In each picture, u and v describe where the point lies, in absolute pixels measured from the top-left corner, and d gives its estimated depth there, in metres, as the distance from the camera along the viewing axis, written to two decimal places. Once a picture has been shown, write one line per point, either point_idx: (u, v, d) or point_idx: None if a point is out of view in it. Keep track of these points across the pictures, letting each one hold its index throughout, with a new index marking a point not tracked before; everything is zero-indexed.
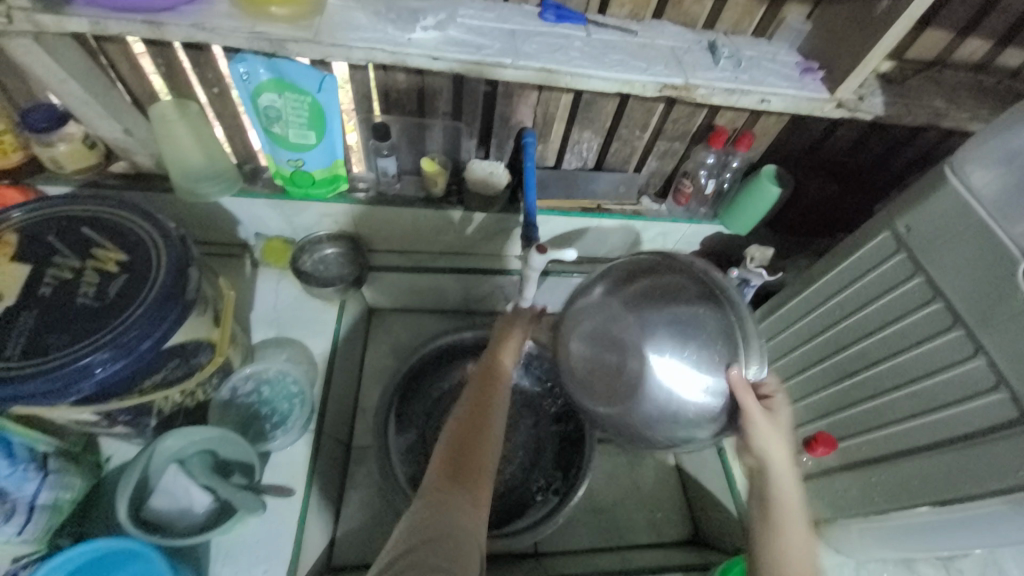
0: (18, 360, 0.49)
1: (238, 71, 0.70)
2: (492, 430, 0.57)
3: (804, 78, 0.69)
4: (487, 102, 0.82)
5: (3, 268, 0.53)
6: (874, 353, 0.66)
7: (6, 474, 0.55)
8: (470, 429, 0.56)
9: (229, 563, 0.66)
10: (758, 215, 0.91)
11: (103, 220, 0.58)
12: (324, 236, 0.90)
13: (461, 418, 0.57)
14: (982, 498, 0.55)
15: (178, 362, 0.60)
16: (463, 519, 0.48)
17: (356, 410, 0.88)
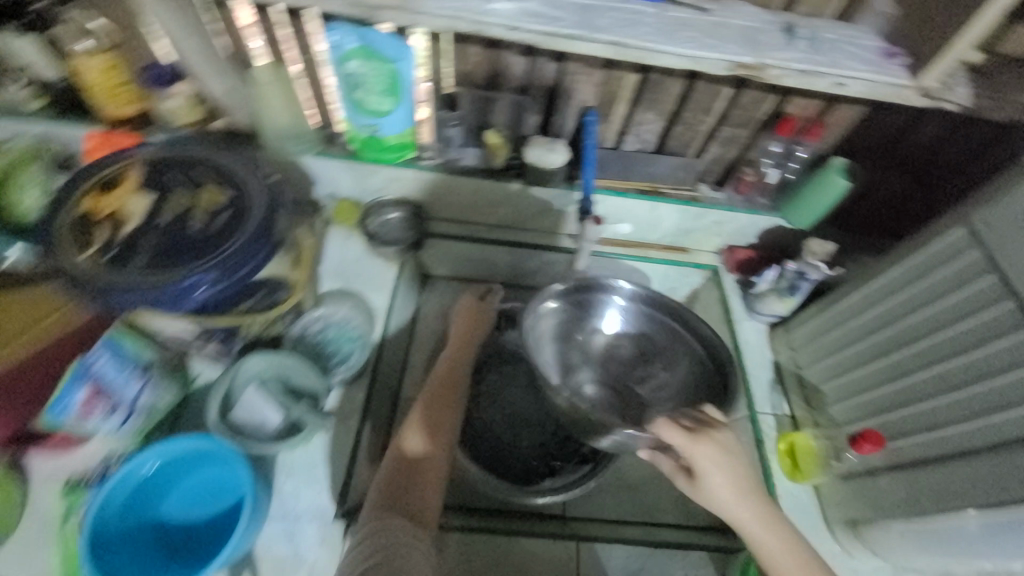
0: (143, 272, 0.57)
1: (331, 40, 0.76)
2: (443, 422, 0.69)
3: (886, 63, 0.67)
4: (554, 79, 0.85)
5: (131, 196, 0.63)
6: (935, 351, 0.64)
7: (114, 374, 0.65)
8: (406, 465, 0.64)
9: (289, 478, 0.73)
10: (821, 210, 0.89)
11: (212, 162, 0.67)
12: (389, 201, 0.97)
13: (413, 418, 0.69)
14: None
15: (263, 293, 0.70)
16: (405, 541, 0.55)
17: (405, 364, 0.94)
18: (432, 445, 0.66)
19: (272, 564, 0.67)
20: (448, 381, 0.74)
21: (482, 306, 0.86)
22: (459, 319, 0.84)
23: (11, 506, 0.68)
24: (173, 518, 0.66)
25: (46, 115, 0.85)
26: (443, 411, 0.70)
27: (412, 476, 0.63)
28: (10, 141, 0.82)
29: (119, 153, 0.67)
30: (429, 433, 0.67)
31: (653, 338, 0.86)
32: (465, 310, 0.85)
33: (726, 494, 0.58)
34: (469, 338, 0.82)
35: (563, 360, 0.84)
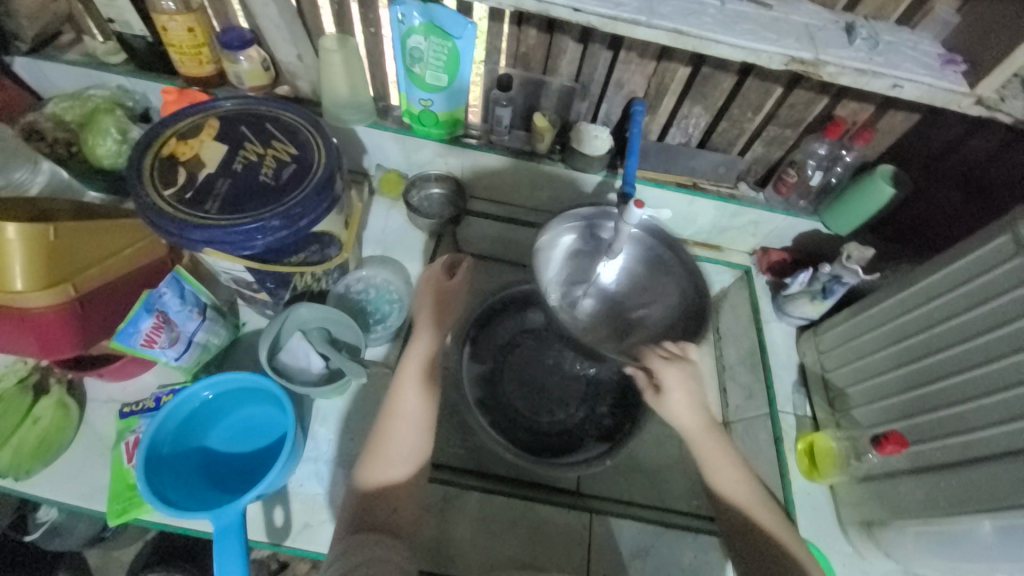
0: (216, 214, 0.62)
1: (396, 14, 0.79)
2: (412, 430, 0.68)
3: (945, 69, 0.67)
4: (606, 67, 0.87)
5: (208, 144, 0.67)
6: (969, 358, 0.65)
7: (177, 309, 0.68)
8: (380, 485, 0.64)
9: (324, 424, 0.77)
10: (863, 217, 0.88)
11: (282, 120, 0.71)
12: (434, 176, 1.00)
13: (381, 426, 0.68)
14: None
15: (314, 249, 0.73)
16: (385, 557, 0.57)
17: None
18: (401, 457, 0.66)
19: (303, 502, 0.71)
20: (415, 383, 0.71)
21: (454, 286, 0.79)
22: (427, 302, 0.77)
23: (66, 431, 0.73)
24: (219, 450, 0.69)
25: (128, 69, 0.91)
26: (409, 417, 0.68)
27: (382, 495, 0.63)
28: (94, 91, 0.89)
29: (199, 104, 0.71)
30: (398, 445, 0.66)
31: (644, 272, 0.86)
32: (432, 291, 0.78)
33: (683, 405, 0.69)
34: (437, 324, 0.76)
35: (564, 278, 0.87)
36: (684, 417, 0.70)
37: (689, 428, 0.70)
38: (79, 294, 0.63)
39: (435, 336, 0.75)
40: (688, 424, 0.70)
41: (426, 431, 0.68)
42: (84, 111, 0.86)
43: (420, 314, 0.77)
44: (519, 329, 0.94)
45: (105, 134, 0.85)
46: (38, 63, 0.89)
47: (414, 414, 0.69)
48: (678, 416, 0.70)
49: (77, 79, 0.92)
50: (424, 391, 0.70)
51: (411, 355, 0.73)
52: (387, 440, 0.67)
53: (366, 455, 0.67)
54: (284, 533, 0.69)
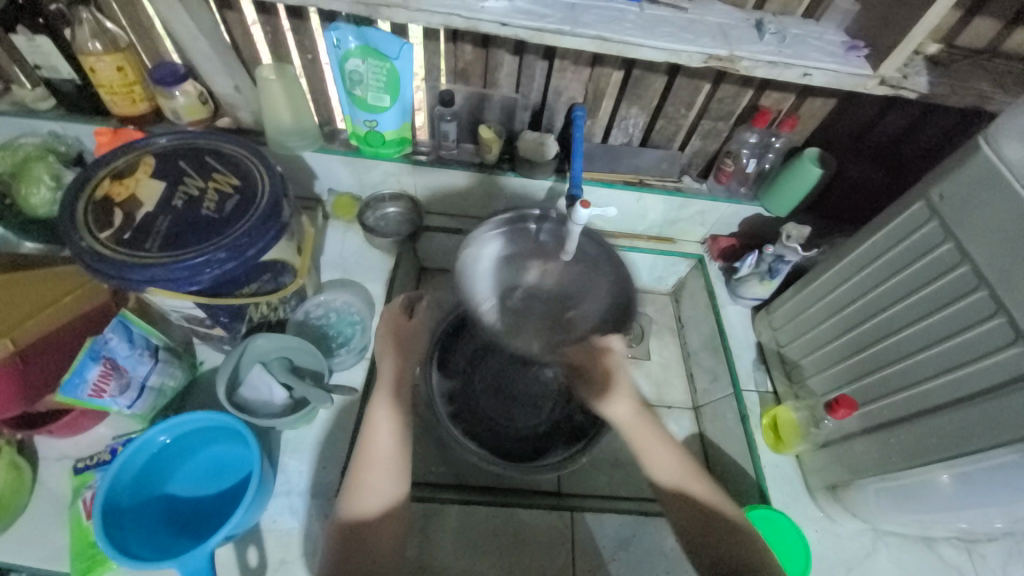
0: (157, 252, 0.60)
1: (332, 39, 0.80)
2: (384, 481, 0.64)
3: (849, 55, 0.73)
4: (544, 76, 0.90)
5: (144, 182, 0.66)
6: (903, 318, 0.70)
7: (124, 354, 0.66)
8: (359, 530, 0.61)
9: (295, 456, 0.75)
10: (799, 196, 0.94)
11: (222, 152, 0.71)
12: (387, 195, 1.00)
13: (352, 478, 0.65)
14: (991, 448, 0.58)
15: (268, 277, 0.71)
16: None
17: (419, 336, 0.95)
18: (372, 510, 0.62)
19: (277, 538, 0.69)
20: (382, 434, 0.67)
21: (414, 326, 0.77)
22: (388, 345, 0.74)
23: (21, 492, 0.69)
24: (183, 496, 0.67)
25: (59, 114, 0.88)
26: (381, 468, 0.65)
27: (360, 537, 0.61)
28: (24, 139, 0.87)
29: (133, 143, 0.70)
30: (368, 498, 0.63)
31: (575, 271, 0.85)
32: (391, 333, 0.75)
33: (626, 411, 0.69)
34: (400, 368, 0.72)
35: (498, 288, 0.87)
36: (661, 466, 0.65)
37: (672, 479, 0.65)
38: (17, 348, 0.60)
39: (403, 383, 0.72)
40: (668, 473, 0.66)
41: (403, 470, 0.66)
42: (15, 161, 0.83)
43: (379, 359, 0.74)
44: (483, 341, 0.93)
45: (38, 182, 0.82)
46: None
47: (386, 463, 0.65)
48: (656, 470, 0.66)
49: (3, 128, 0.89)
50: (393, 440, 0.67)
51: (377, 404, 0.69)
52: (367, 482, 0.64)
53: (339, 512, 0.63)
54: (261, 572, 0.67)
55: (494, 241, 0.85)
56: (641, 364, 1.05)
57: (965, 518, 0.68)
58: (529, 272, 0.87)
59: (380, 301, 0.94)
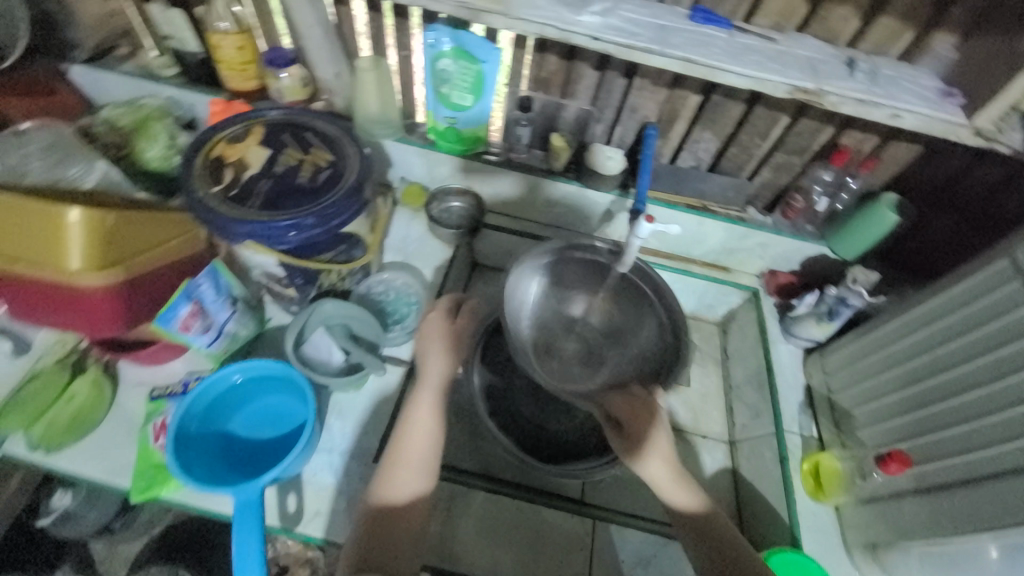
0: (259, 210, 0.67)
1: (428, 39, 0.86)
2: (416, 475, 0.67)
3: (942, 101, 0.71)
4: (621, 92, 0.93)
5: (253, 148, 0.73)
6: (973, 380, 0.66)
7: (212, 299, 0.73)
8: (392, 516, 0.64)
9: (339, 417, 0.80)
10: (869, 241, 0.91)
11: (320, 129, 0.77)
12: (453, 190, 1.04)
13: (386, 469, 0.68)
14: None
15: (343, 249, 0.78)
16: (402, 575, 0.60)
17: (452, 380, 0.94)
18: (400, 500, 0.65)
19: (315, 491, 0.74)
20: (419, 431, 0.70)
21: (455, 328, 0.78)
22: (435, 342, 0.77)
23: (99, 408, 0.77)
24: (240, 436, 0.72)
25: (179, 82, 0.99)
26: (412, 466, 0.68)
27: (391, 520, 0.64)
28: (146, 100, 0.97)
29: (247, 113, 0.78)
30: (397, 490, 0.66)
31: (620, 308, 0.88)
32: (439, 332, 0.77)
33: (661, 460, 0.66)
34: (435, 370, 0.75)
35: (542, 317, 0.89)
36: (678, 496, 0.66)
37: (687, 504, 0.67)
38: (132, 277, 0.68)
39: (436, 386, 0.74)
40: (682, 498, 0.67)
41: (434, 467, 0.69)
42: (137, 117, 0.95)
43: (421, 356, 0.77)
44: (509, 353, 0.93)
45: (156, 140, 0.93)
46: (96, 73, 0.98)
47: (418, 461, 0.68)
48: (672, 496, 0.67)
49: (126, 87, 1.00)
50: (429, 439, 0.70)
51: (417, 401, 0.72)
52: (402, 473, 0.67)
53: (371, 493, 0.66)
54: (296, 519, 0.72)
55: (547, 269, 0.87)
56: (680, 389, 1.03)
57: None
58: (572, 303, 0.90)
59: (434, 288, 0.99)
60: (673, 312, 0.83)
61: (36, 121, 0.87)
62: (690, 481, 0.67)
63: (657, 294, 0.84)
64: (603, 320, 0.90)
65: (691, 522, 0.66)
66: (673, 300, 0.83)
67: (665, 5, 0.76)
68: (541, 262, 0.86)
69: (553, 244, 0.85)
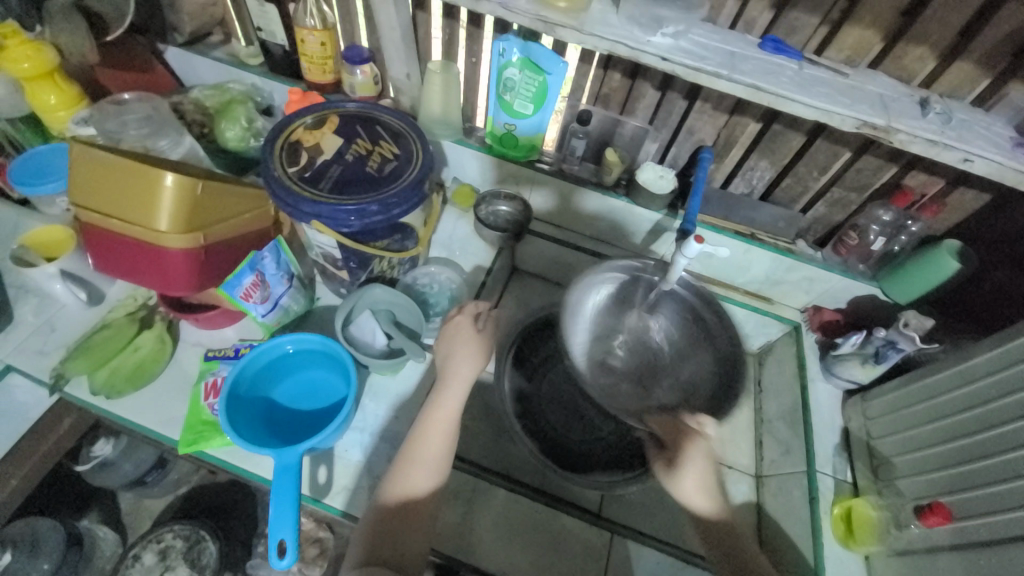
0: (327, 194, 0.72)
1: (498, 48, 0.89)
2: (428, 474, 0.69)
3: (1018, 150, 0.69)
4: (680, 114, 0.94)
5: (327, 135, 0.78)
6: (1020, 437, 0.64)
7: (272, 272, 0.78)
8: (400, 515, 0.65)
9: (373, 399, 0.83)
10: (925, 287, 0.88)
11: (389, 124, 0.82)
12: (503, 194, 1.07)
13: (398, 465, 0.69)
14: None
15: (397, 238, 0.82)
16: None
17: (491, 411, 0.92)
18: (409, 499, 0.66)
19: (344, 466, 0.77)
20: (436, 433, 0.71)
21: (473, 335, 0.79)
22: (459, 344, 0.78)
23: (159, 362, 0.83)
24: (281, 404, 0.76)
25: (263, 71, 1.07)
26: (424, 464, 0.69)
27: (400, 518, 0.65)
28: (232, 85, 1.06)
29: (324, 103, 0.83)
30: (410, 488, 0.67)
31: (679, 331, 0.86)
32: (464, 335, 0.79)
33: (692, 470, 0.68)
34: (453, 374, 0.76)
35: (595, 333, 0.89)
36: (703, 503, 0.68)
37: (707, 511, 0.68)
38: (207, 243, 0.73)
39: (456, 388, 0.75)
40: (707, 506, 0.68)
41: (444, 466, 0.70)
42: (222, 100, 1.03)
43: (442, 358, 0.78)
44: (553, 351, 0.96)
45: (236, 122, 0.99)
46: (190, 56, 1.08)
47: (432, 461, 0.69)
48: (696, 502, 0.69)
49: (215, 72, 1.09)
50: (440, 441, 0.71)
51: (438, 402, 0.74)
52: (413, 474, 0.68)
53: (382, 488, 0.68)
54: (325, 490, 0.75)
55: (607, 285, 0.88)
56: None
57: None
58: (629, 322, 0.90)
59: (475, 286, 1.02)
60: (735, 348, 0.79)
61: (136, 93, 0.95)
62: (717, 493, 0.69)
63: (717, 321, 0.82)
64: (660, 341, 0.89)
65: (714, 533, 0.68)
66: (734, 332, 0.80)
67: (735, 33, 0.77)
68: (604, 277, 0.87)
69: (619, 263, 0.85)
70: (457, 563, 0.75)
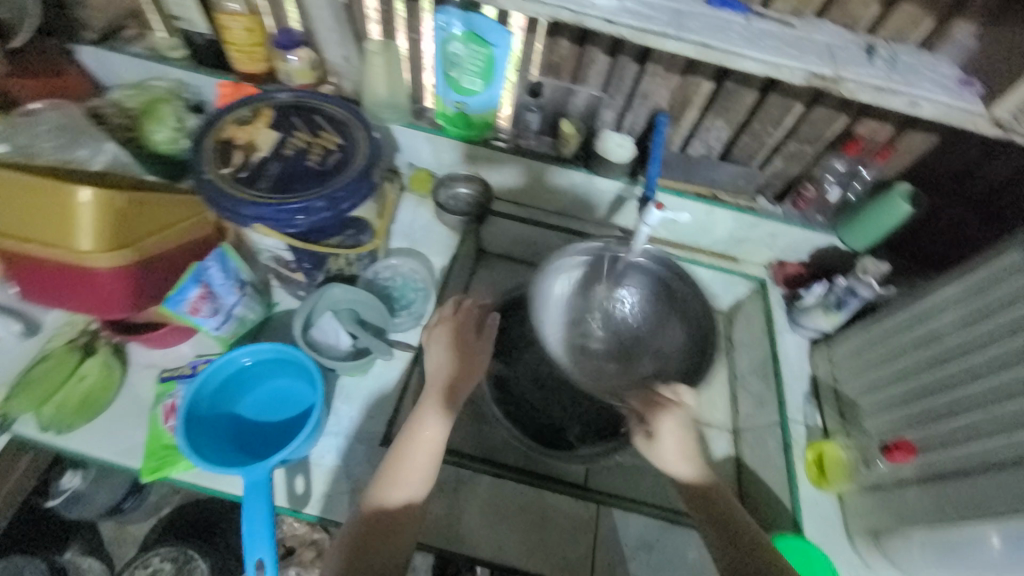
0: (267, 194, 0.67)
1: (439, 21, 0.84)
2: (410, 490, 0.66)
3: (962, 90, 0.70)
4: (633, 79, 0.91)
5: (262, 130, 0.73)
6: (977, 371, 0.67)
7: (221, 282, 0.74)
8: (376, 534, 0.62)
9: (345, 400, 0.81)
10: (879, 233, 0.90)
11: (329, 113, 0.77)
12: (461, 176, 1.03)
13: (380, 481, 0.66)
14: None
15: (351, 233, 0.78)
16: None
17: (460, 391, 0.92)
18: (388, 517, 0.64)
19: (321, 472, 0.75)
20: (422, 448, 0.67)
21: (475, 346, 0.76)
22: (454, 351, 0.75)
23: (109, 390, 0.78)
24: (248, 418, 0.73)
25: (188, 64, 0.98)
26: (407, 479, 0.66)
27: (376, 535, 0.62)
28: (155, 82, 0.97)
29: (255, 95, 0.77)
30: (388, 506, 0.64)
31: (653, 305, 0.90)
32: (458, 341, 0.76)
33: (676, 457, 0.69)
34: (447, 386, 0.72)
35: (569, 319, 0.91)
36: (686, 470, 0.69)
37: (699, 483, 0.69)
38: (139, 259, 0.68)
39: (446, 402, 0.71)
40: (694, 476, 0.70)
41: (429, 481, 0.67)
42: (145, 100, 0.94)
43: (434, 365, 0.74)
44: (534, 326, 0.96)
45: (163, 122, 0.92)
46: (104, 53, 0.97)
47: (416, 476, 0.66)
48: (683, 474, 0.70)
49: (136, 69, 0.99)
50: (426, 456, 0.67)
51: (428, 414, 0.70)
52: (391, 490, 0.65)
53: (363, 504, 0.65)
54: (304, 500, 0.73)
55: (575, 268, 0.89)
56: None
57: None
58: (600, 303, 0.91)
59: (442, 274, 0.99)
60: (704, 314, 0.87)
61: (45, 101, 0.87)
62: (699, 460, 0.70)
63: (689, 291, 0.87)
64: (632, 320, 0.91)
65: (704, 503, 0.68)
66: (701, 294, 0.86)
67: None
68: (572, 262, 0.88)
69: (586, 244, 0.87)
70: (447, 554, 0.76)
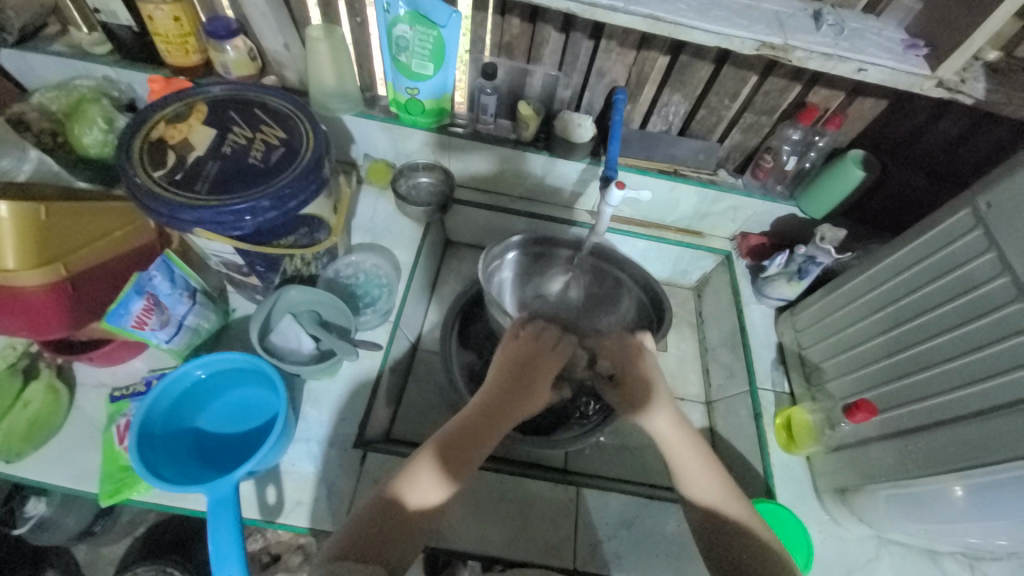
0: (207, 196, 0.63)
1: (382, 2, 0.79)
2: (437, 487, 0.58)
3: (907, 53, 0.70)
4: (588, 56, 0.89)
5: (196, 128, 0.68)
6: (933, 328, 0.69)
7: (167, 292, 0.69)
8: (389, 520, 0.55)
9: (314, 405, 0.79)
10: (837, 199, 0.91)
11: (270, 105, 0.73)
12: (421, 164, 1.00)
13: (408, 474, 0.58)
14: (1004, 463, 0.58)
15: (304, 232, 0.75)
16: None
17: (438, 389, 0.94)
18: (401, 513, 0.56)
19: (294, 481, 0.73)
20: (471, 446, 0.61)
21: (551, 357, 0.71)
22: (528, 351, 0.70)
23: (57, 413, 0.74)
24: (210, 432, 0.70)
25: (114, 59, 0.91)
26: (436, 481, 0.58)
27: (388, 523, 0.55)
28: (79, 81, 0.90)
29: (187, 90, 0.72)
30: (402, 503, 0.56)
31: (595, 280, 0.98)
32: (529, 347, 0.71)
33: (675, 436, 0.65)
34: (504, 407, 0.65)
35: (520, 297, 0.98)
36: (703, 485, 0.62)
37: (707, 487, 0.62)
38: (71, 275, 0.65)
39: (502, 415, 0.64)
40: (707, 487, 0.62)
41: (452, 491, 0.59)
42: (70, 101, 0.87)
43: (506, 367, 0.69)
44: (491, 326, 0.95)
45: (92, 124, 0.85)
46: (24, 54, 0.90)
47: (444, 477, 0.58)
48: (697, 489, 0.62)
49: (59, 69, 0.92)
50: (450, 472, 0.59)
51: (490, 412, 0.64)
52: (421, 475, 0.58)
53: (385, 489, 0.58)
54: (277, 510, 0.71)
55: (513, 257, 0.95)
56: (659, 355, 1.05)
57: (960, 530, 0.69)
58: (549, 278, 0.99)
59: (407, 268, 0.95)
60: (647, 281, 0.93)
61: None
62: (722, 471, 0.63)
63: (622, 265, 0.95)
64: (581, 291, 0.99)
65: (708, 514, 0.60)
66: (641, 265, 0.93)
67: None
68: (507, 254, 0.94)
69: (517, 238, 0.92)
70: (431, 550, 0.75)
